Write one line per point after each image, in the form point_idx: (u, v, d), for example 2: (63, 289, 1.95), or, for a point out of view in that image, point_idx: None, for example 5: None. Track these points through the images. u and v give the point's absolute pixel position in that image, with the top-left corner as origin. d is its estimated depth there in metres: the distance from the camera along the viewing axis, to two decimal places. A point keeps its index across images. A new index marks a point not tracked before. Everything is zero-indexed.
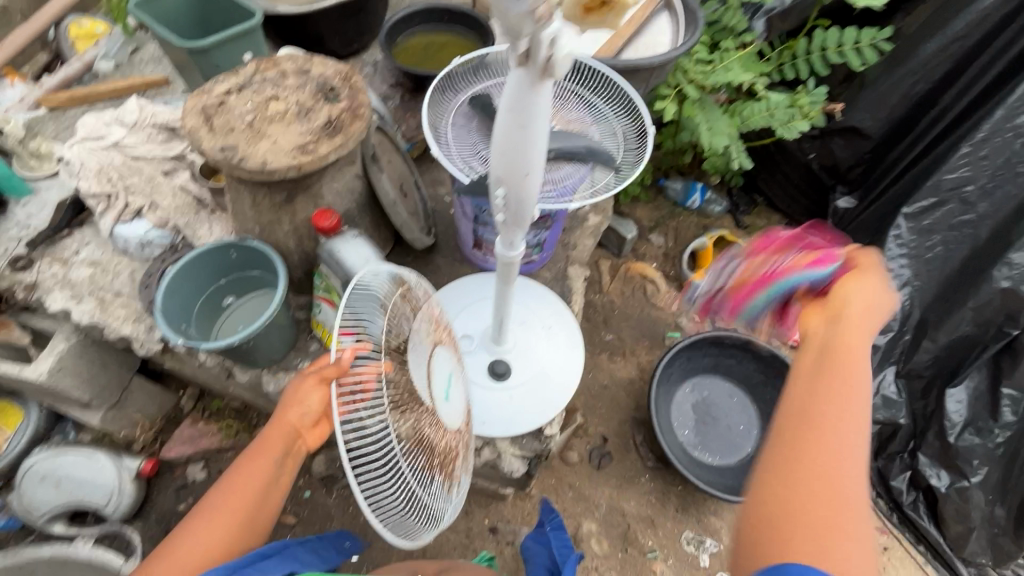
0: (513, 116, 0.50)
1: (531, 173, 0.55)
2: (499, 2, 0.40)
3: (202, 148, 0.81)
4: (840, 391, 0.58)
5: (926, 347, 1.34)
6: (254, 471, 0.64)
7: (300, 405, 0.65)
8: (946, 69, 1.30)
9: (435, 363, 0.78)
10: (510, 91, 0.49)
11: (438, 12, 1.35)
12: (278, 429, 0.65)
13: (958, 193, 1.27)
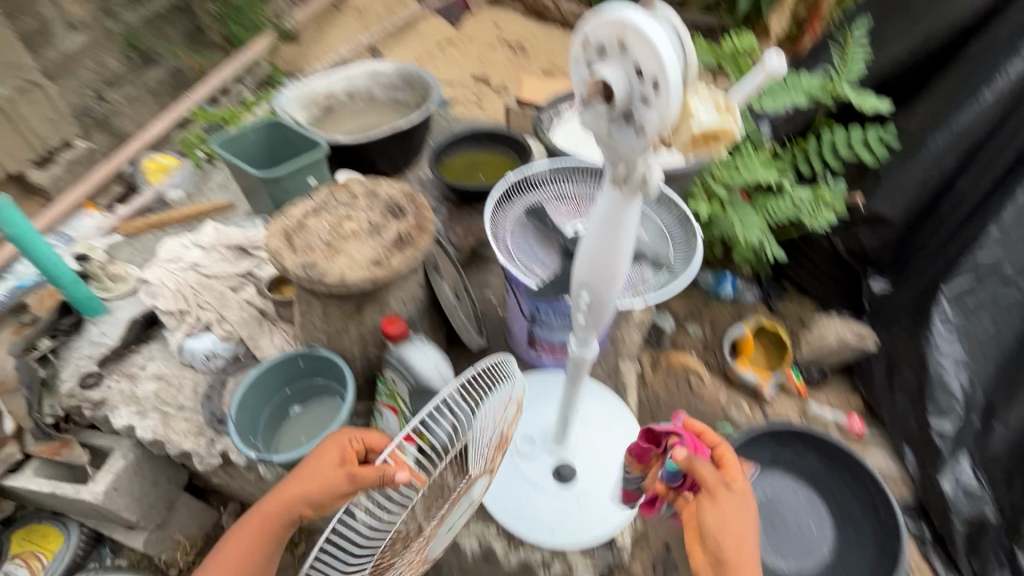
0: (605, 227, 0.55)
1: (618, 276, 0.58)
2: (611, 136, 0.47)
3: (285, 266, 0.88)
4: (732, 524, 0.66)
5: (999, 432, 1.32)
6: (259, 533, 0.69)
7: (311, 477, 0.69)
8: (958, 159, 1.38)
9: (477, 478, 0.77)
10: (603, 205, 0.54)
11: (479, 134, 1.50)
12: (282, 500, 0.69)
13: (998, 274, 1.34)
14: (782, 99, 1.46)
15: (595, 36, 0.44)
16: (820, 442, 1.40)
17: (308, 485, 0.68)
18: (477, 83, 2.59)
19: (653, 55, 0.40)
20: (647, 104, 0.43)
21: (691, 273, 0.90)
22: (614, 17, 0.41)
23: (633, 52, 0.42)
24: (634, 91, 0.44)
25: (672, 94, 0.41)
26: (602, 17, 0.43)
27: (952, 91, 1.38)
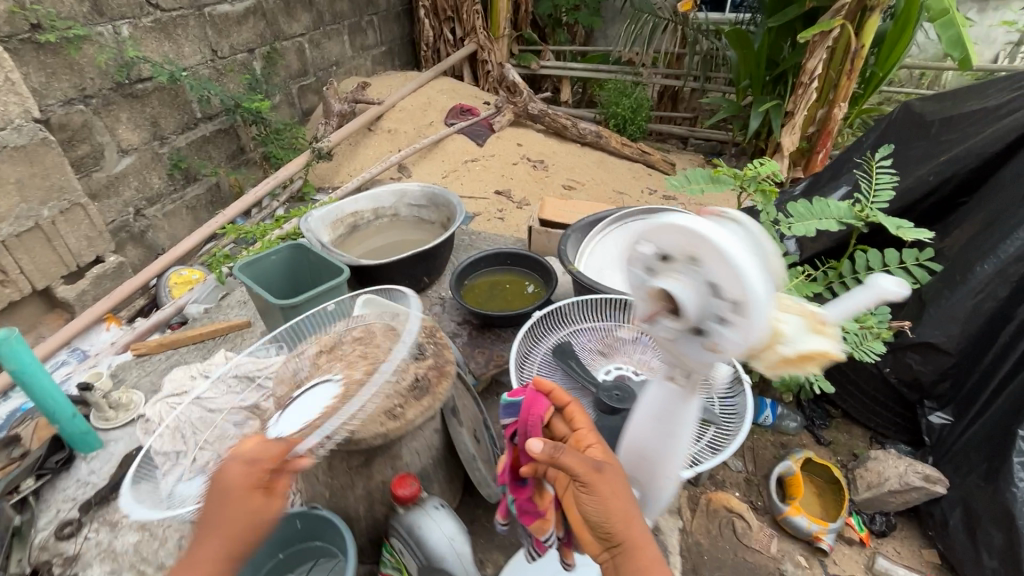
0: (660, 421, 0.58)
1: (666, 476, 0.62)
2: (677, 345, 0.50)
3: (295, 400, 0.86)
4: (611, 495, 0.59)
5: None
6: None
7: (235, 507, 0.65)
8: (1011, 286, 1.30)
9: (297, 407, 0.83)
10: (657, 405, 0.58)
11: (501, 256, 1.49)
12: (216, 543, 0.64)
13: None
14: (811, 223, 1.44)
15: (665, 247, 0.48)
16: None
17: (238, 517, 0.64)
18: (499, 198, 2.68)
19: (736, 280, 0.44)
20: (725, 321, 0.46)
21: (741, 443, 0.91)
22: (691, 238, 0.45)
23: (709, 271, 0.45)
24: (708, 306, 0.47)
25: (751, 318, 0.45)
26: (675, 236, 0.47)
27: (991, 220, 1.36)
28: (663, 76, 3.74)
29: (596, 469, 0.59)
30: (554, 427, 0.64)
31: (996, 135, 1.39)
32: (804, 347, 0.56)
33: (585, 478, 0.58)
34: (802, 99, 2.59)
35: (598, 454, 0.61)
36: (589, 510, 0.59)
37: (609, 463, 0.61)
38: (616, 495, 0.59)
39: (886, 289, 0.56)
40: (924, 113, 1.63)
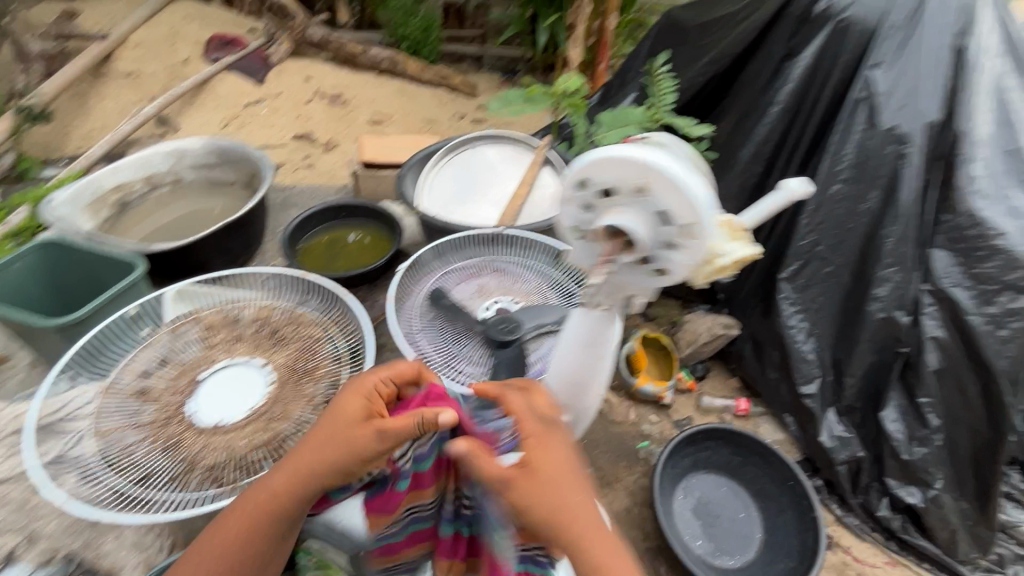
0: (592, 345, 0.76)
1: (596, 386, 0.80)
2: (624, 277, 0.66)
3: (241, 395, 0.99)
4: (551, 466, 0.64)
5: (849, 384, 1.52)
6: (287, 502, 0.69)
7: (346, 437, 0.68)
8: (763, 163, 1.64)
9: (225, 397, 0.99)
10: (594, 328, 0.75)
11: (333, 209, 1.37)
12: (305, 462, 0.69)
13: (815, 253, 1.55)
14: (618, 130, 1.60)
15: (614, 183, 0.61)
16: (727, 433, 1.52)
17: (318, 454, 0.69)
18: (300, 142, 2.36)
19: (677, 198, 0.58)
20: (675, 244, 0.61)
21: None
22: (642, 169, 0.58)
23: (656, 197, 0.59)
24: (655, 227, 0.61)
25: (695, 225, 0.59)
26: (631, 176, 0.59)
27: (744, 111, 1.67)
28: None
29: (528, 469, 0.63)
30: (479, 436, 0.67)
31: (739, 38, 1.65)
32: (731, 256, 0.64)
33: (518, 482, 0.63)
34: (578, 12, 2.73)
35: (533, 452, 0.64)
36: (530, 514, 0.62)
37: (549, 432, 0.67)
38: (559, 496, 0.62)
39: (796, 188, 0.67)
40: (682, 21, 1.82)
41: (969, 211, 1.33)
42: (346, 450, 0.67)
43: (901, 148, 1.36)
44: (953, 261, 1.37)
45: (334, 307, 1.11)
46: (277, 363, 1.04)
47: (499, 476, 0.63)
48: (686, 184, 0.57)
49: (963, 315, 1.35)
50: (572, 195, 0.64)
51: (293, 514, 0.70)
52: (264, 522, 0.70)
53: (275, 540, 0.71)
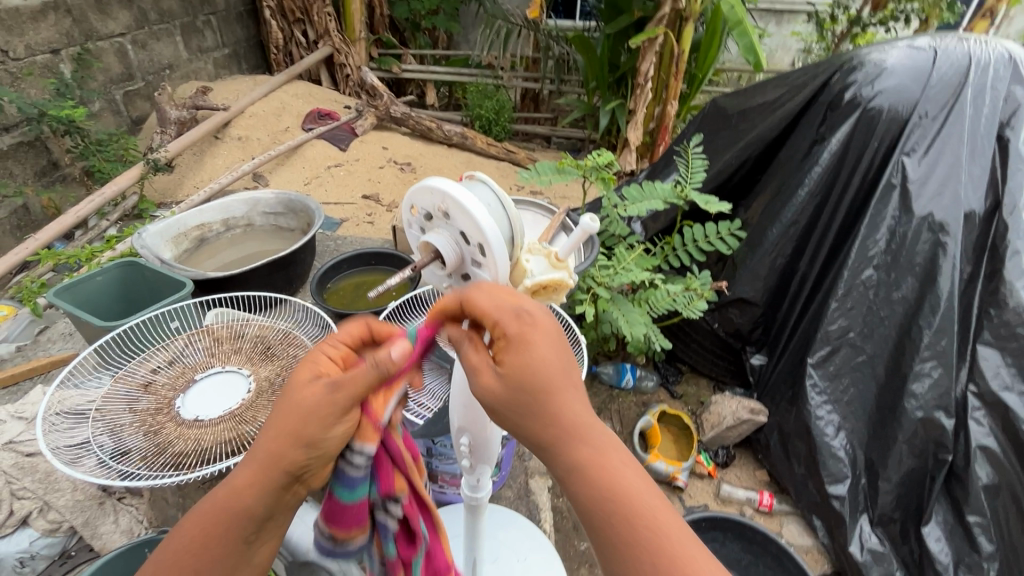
0: None
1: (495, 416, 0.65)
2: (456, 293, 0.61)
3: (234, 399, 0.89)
4: (542, 345, 0.47)
5: (885, 489, 1.36)
6: (244, 498, 0.49)
7: (303, 423, 0.49)
8: (792, 244, 1.60)
9: (208, 404, 0.88)
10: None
11: (366, 256, 1.53)
12: (268, 446, 0.49)
13: (845, 340, 1.43)
14: (642, 205, 1.63)
15: (425, 206, 0.56)
16: (736, 526, 1.41)
17: (277, 445, 0.49)
18: (367, 202, 2.64)
19: (470, 222, 0.52)
20: (480, 262, 0.55)
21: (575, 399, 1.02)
22: (438, 194, 0.53)
23: (456, 221, 0.54)
24: (465, 251, 0.56)
25: (491, 250, 0.52)
26: (428, 197, 0.54)
27: (775, 190, 1.66)
28: (523, 79, 3.92)
29: (528, 390, 0.47)
30: (467, 347, 0.51)
31: (772, 125, 1.67)
32: (539, 278, 0.60)
33: (516, 407, 0.47)
34: (640, 98, 2.87)
35: (528, 365, 0.46)
36: (528, 438, 0.48)
37: (530, 324, 0.49)
38: (562, 405, 0.47)
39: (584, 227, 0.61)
40: (725, 108, 1.90)
41: (1019, 307, 1.21)
42: (309, 430, 0.49)
43: (939, 236, 1.30)
44: (1002, 360, 1.24)
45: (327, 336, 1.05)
46: (263, 373, 0.93)
47: (499, 400, 0.47)
48: (474, 208, 0.51)
49: (1017, 424, 1.19)
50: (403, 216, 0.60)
51: (258, 510, 0.50)
52: (225, 527, 0.49)
53: (238, 551, 0.50)
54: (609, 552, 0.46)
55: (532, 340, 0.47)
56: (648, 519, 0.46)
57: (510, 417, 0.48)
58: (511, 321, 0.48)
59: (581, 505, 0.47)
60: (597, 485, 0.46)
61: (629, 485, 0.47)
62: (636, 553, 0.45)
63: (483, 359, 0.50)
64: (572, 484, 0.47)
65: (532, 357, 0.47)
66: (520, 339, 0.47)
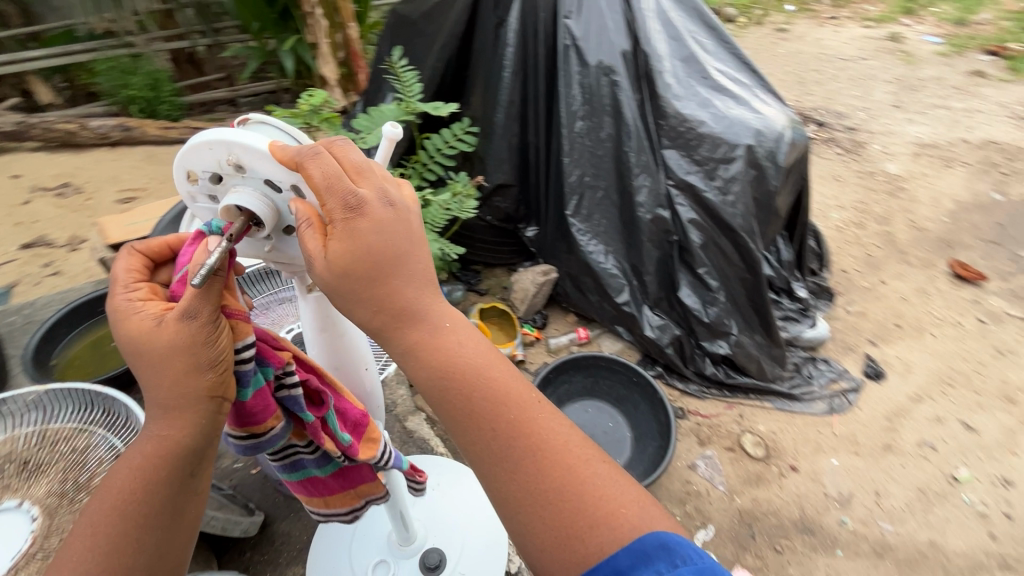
0: (324, 328, 0.67)
1: (367, 365, 0.74)
2: (283, 251, 0.60)
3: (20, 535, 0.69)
4: (374, 234, 0.51)
5: (649, 280, 1.77)
6: (177, 439, 0.54)
7: (168, 363, 0.51)
8: (517, 123, 1.80)
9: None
10: (317, 317, 0.66)
11: (84, 307, 1.22)
12: (170, 392, 0.53)
13: (583, 185, 1.73)
14: (378, 132, 1.58)
15: (208, 168, 0.53)
16: (574, 362, 1.68)
17: (169, 381, 0.52)
18: (34, 251, 1.98)
19: (269, 164, 0.51)
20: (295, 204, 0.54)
21: None
22: (221, 147, 0.50)
23: (254, 169, 0.52)
24: (277, 200, 0.55)
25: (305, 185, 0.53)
26: (203, 155, 0.52)
27: (485, 79, 1.79)
28: (164, 40, 3.21)
29: (358, 276, 0.52)
30: (306, 230, 0.52)
31: (456, 19, 1.74)
32: None
33: (350, 292, 0.52)
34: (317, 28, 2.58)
35: (356, 252, 0.51)
36: (363, 321, 0.55)
37: (360, 214, 0.51)
38: (404, 299, 0.54)
39: (388, 135, 0.64)
40: (407, 15, 1.88)
41: (676, 112, 1.60)
42: (186, 366, 0.52)
43: (611, 78, 1.60)
44: (679, 155, 1.64)
45: (101, 404, 0.79)
46: (42, 492, 0.72)
47: (330, 283, 0.52)
48: (269, 147, 0.51)
49: (701, 194, 1.63)
50: (188, 192, 0.56)
51: (195, 447, 0.55)
52: (162, 473, 0.54)
53: (185, 485, 0.56)
54: (459, 420, 0.56)
55: (365, 230, 0.51)
56: (488, 388, 0.56)
57: (344, 299, 0.53)
58: (340, 206, 0.50)
59: (424, 382, 0.57)
60: (439, 364, 0.56)
61: (469, 363, 0.57)
62: (482, 416, 0.56)
63: (318, 239, 0.52)
64: (416, 363, 0.56)
65: (373, 240, 0.51)
66: (348, 227, 0.51)
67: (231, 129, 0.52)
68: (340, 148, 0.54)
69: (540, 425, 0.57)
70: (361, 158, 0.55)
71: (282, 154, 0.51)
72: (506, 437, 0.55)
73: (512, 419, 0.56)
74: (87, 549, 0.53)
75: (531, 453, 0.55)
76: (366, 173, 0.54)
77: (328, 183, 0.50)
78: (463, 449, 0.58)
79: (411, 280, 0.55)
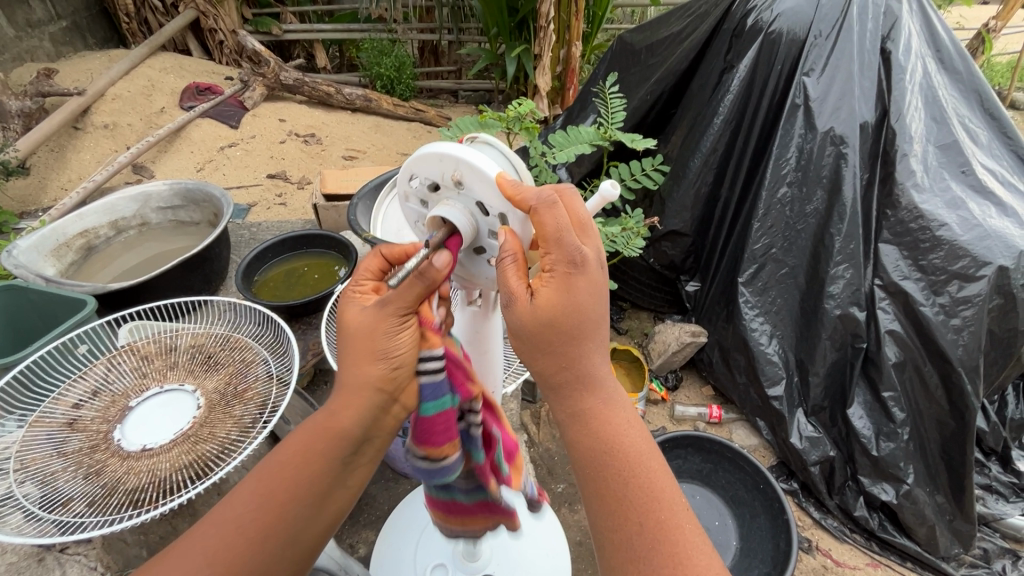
0: (473, 341, 0.69)
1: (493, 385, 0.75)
2: (468, 270, 0.61)
3: (185, 417, 0.79)
4: (589, 294, 0.52)
5: (814, 382, 1.52)
6: (352, 416, 0.57)
7: (357, 344, 0.56)
8: (712, 174, 1.68)
9: (156, 432, 0.78)
10: (470, 326, 0.68)
11: (292, 242, 1.47)
12: (356, 372, 0.56)
13: (769, 256, 1.54)
14: (570, 151, 1.56)
15: (431, 176, 0.54)
16: (695, 441, 1.52)
17: (359, 359, 0.56)
18: (274, 181, 2.43)
19: (493, 193, 0.51)
20: (494, 235, 0.56)
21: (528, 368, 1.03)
22: (450, 162, 0.52)
23: (473, 189, 0.53)
24: (481, 222, 0.55)
25: (514, 219, 0.53)
26: (436, 163, 0.53)
27: (691, 121, 1.70)
28: (419, 31, 3.68)
29: (558, 331, 0.52)
30: (508, 266, 0.52)
31: (682, 56, 1.70)
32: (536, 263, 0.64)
33: (542, 345, 0.53)
34: (544, 42, 2.72)
35: (566, 308, 0.52)
36: (542, 372, 0.56)
37: (576, 276, 0.52)
38: (588, 365, 0.55)
39: (605, 194, 0.58)
40: (631, 44, 1.88)
41: (910, 205, 1.35)
42: (376, 349, 0.56)
43: (840, 149, 1.40)
44: (900, 255, 1.37)
45: (273, 331, 0.94)
46: (211, 387, 0.83)
47: (525, 328, 0.53)
48: (498, 177, 0.51)
49: (916, 307, 1.35)
50: (405, 190, 0.58)
51: (360, 428, 0.57)
52: (335, 445, 0.57)
53: (349, 461, 0.58)
54: (605, 502, 0.53)
55: (582, 291, 0.52)
56: (642, 478, 0.53)
57: (532, 347, 0.54)
58: (562, 261, 0.52)
59: (579, 450, 0.55)
60: (600, 436, 0.55)
61: (629, 444, 0.54)
62: (629, 505, 0.52)
63: (519, 279, 0.52)
64: (579, 426, 0.56)
65: (591, 301, 0.53)
66: (566, 281, 0.52)
67: (463, 147, 0.53)
68: (572, 197, 0.55)
69: (685, 537, 0.51)
70: (587, 212, 0.56)
71: (514, 193, 0.50)
72: (648, 537, 0.50)
73: (659, 522, 0.51)
74: (246, 502, 0.54)
75: (670, 563, 0.49)
76: (591, 228, 0.55)
77: (559, 235, 0.51)
78: (595, 532, 0.54)
79: (599, 347, 0.55)
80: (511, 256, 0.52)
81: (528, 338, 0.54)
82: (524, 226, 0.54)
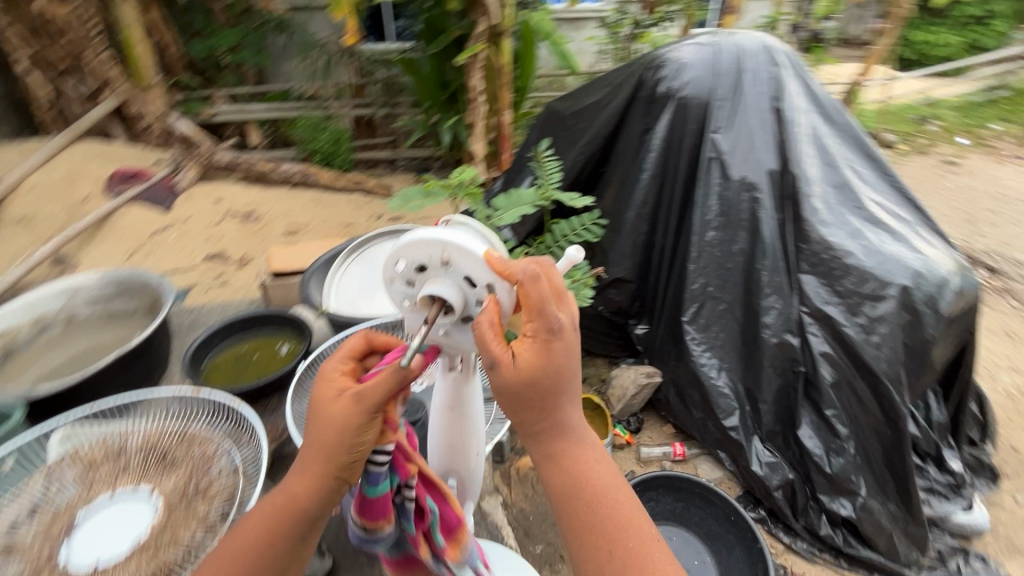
0: (457, 406, 0.70)
1: (478, 448, 0.75)
2: (452, 338, 0.62)
3: (141, 525, 0.79)
4: (564, 352, 0.55)
5: (765, 409, 1.61)
6: (309, 500, 0.60)
7: (321, 428, 0.59)
8: (647, 223, 1.82)
9: (112, 546, 0.76)
10: (451, 392, 0.69)
11: (240, 322, 1.43)
12: (316, 453, 0.59)
13: (707, 294, 1.66)
14: (514, 212, 1.66)
15: (419, 259, 0.57)
16: (665, 480, 1.54)
17: (324, 444, 0.59)
18: (212, 263, 2.36)
19: (481, 267, 0.55)
20: (479, 304, 0.58)
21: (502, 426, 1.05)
22: (439, 245, 0.55)
23: (460, 266, 0.56)
24: (469, 294, 0.57)
25: (502, 289, 0.55)
26: (423, 247, 0.55)
27: (621, 178, 1.85)
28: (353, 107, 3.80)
29: (536, 389, 0.55)
30: (490, 332, 0.54)
31: (605, 120, 1.86)
32: None
33: (524, 400, 0.56)
34: (476, 113, 2.83)
35: (543, 370, 0.55)
36: (523, 421, 0.58)
37: (551, 345, 0.55)
38: (559, 407, 0.58)
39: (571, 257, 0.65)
40: (559, 110, 2.04)
41: (820, 239, 1.51)
42: (344, 437, 0.58)
43: (753, 194, 1.56)
44: (819, 283, 1.53)
45: (232, 418, 0.91)
46: (167, 487, 0.83)
47: (507, 387, 0.55)
48: (487, 255, 0.55)
49: (840, 329, 1.49)
50: (390, 274, 0.59)
51: (314, 512, 0.61)
52: (293, 526, 0.61)
53: (304, 537, 0.62)
54: (583, 534, 0.57)
55: (558, 352, 0.55)
56: (611, 510, 0.58)
57: (514, 402, 0.57)
58: (542, 329, 0.54)
59: (555, 483, 0.59)
60: (571, 477, 0.59)
61: (598, 480, 0.59)
62: (602, 534, 0.57)
63: (501, 345, 0.54)
64: (552, 469, 0.59)
65: (566, 360, 0.56)
66: (546, 346, 0.54)
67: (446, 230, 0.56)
68: (550, 268, 0.58)
69: (655, 563, 0.56)
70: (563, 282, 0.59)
71: (504, 268, 0.54)
72: (619, 560, 0.56)
73: (627, 549, 0.56)
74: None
75: None
76: (566, 297, 0.58)
77: (542, 306, 0.54)
78: (576, 563, 0.58)
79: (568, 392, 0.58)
80: (494, 324, 0.54)
81: (504, 394, 0.56)
82: (511, 295, 0.56)
